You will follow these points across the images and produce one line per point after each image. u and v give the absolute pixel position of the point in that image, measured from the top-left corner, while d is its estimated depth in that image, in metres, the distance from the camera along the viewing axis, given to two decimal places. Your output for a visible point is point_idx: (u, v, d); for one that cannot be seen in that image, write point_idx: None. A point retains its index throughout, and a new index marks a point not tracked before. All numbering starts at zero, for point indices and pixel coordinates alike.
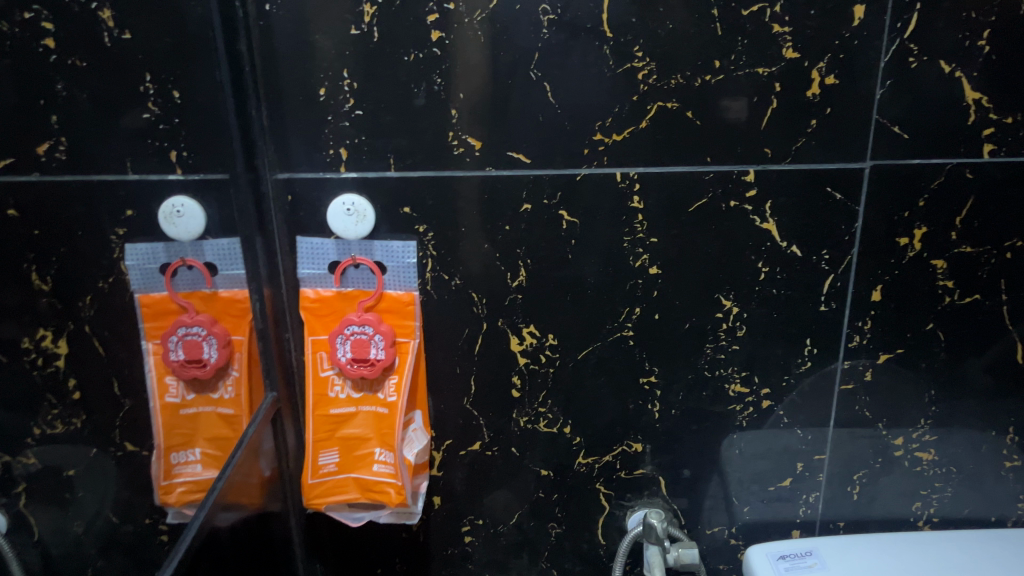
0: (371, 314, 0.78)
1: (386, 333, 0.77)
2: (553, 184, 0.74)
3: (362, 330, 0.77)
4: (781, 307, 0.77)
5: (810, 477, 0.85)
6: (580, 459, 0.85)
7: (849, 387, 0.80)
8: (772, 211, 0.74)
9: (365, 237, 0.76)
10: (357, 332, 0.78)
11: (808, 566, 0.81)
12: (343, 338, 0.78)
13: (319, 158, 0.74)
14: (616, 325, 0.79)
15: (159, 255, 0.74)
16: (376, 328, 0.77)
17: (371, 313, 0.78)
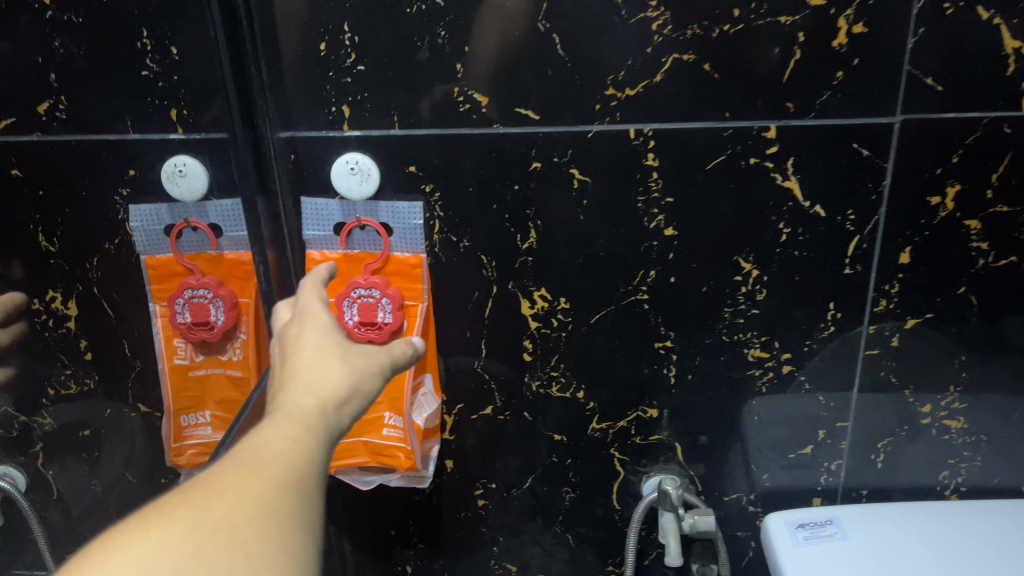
0: (378, 276, 0.76)
1: (394, 297, 0.75)
2: (563, 141, 0.71)
3: (368, 293, 0.75)
4: (803, 270, 0.74)
5: (832, 445, 0.82)
6: (593, 425, 0.83)
7: (874, 353, 0.77)
8: (794, 168, 0.70)
9: (371, 198, 0.74)
10: (363, 296, 0.76)
11: (827, 535, 0.79)
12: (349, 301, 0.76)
13: (321, 116, 0.72)
14: (630, 288, 0.76)
15: (162, 216, 0.75)
16: (383, 291, 0.75)
17: (378, 276, 0.76)
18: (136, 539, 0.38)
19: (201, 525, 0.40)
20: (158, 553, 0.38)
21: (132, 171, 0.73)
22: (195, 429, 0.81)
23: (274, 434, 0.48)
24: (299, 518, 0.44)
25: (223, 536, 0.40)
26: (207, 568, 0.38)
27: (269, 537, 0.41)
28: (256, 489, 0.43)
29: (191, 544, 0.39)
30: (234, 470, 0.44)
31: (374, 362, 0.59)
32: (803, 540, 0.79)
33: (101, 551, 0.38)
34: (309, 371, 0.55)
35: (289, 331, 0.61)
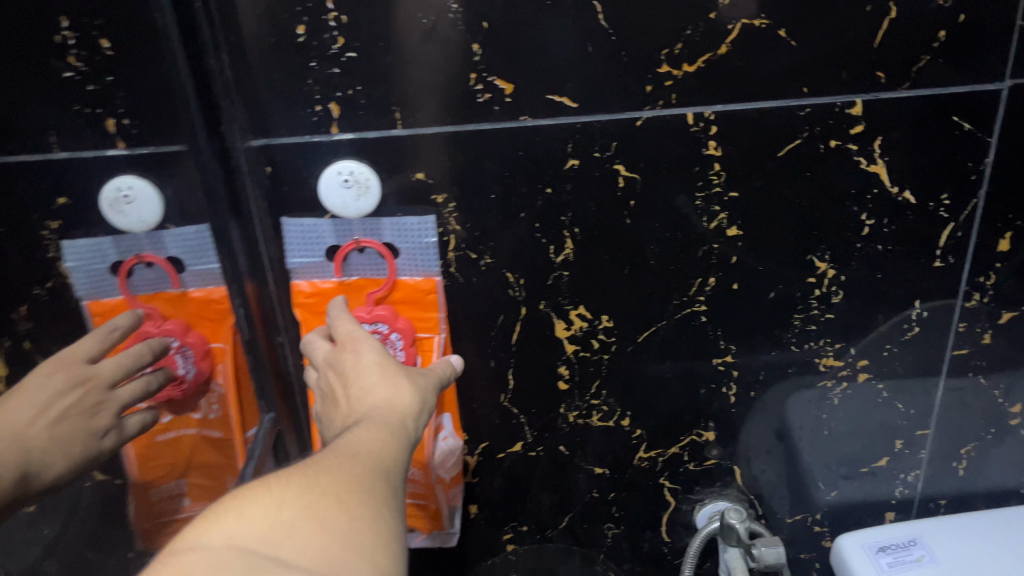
0: (384, 307, 0.62)
1: (405, 331, 0.62)
2: (607, 132, 0.58)
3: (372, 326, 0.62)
4: (886, 266, 0.63)
5: (910, 455, 0.72)
6: (641, 454, 0.72)
7: (963, 352, 0.67)
8: (882, 150, 0.59)
9: (370, 214, 0.60)
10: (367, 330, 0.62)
11: (915, 560, 0.70)
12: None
13: (302, 118, 0.57)
14: (686, 300, 0.64)
15: (107, 252, 0.59)
16: (391, 325, 0.62)
17: (384, 306, 0.62)
18: (261, 492, 0.39)
19: (314, 487, 0.40)
20: (280, 504, 0.38)
21: (60, 198, 0.56)
22: (165, 504, 0.65)
23: (364, 433, 0.47)
24: (397, 500, 0.43)
25: (332, 499, 0.39)
26: (323, 522, 0.38)
27: (372, 507, 0.40)
28: (356, 471, 0.42)
29: (307, 502, 0.39)
30: (337, 457, 0.44)
31: (430, 384, 0.56)
32: (889, 568, 0.70)
33: (231, 501, 0.39)
34: (381, 389, 0.52)
35: (339, 358, 0.56)
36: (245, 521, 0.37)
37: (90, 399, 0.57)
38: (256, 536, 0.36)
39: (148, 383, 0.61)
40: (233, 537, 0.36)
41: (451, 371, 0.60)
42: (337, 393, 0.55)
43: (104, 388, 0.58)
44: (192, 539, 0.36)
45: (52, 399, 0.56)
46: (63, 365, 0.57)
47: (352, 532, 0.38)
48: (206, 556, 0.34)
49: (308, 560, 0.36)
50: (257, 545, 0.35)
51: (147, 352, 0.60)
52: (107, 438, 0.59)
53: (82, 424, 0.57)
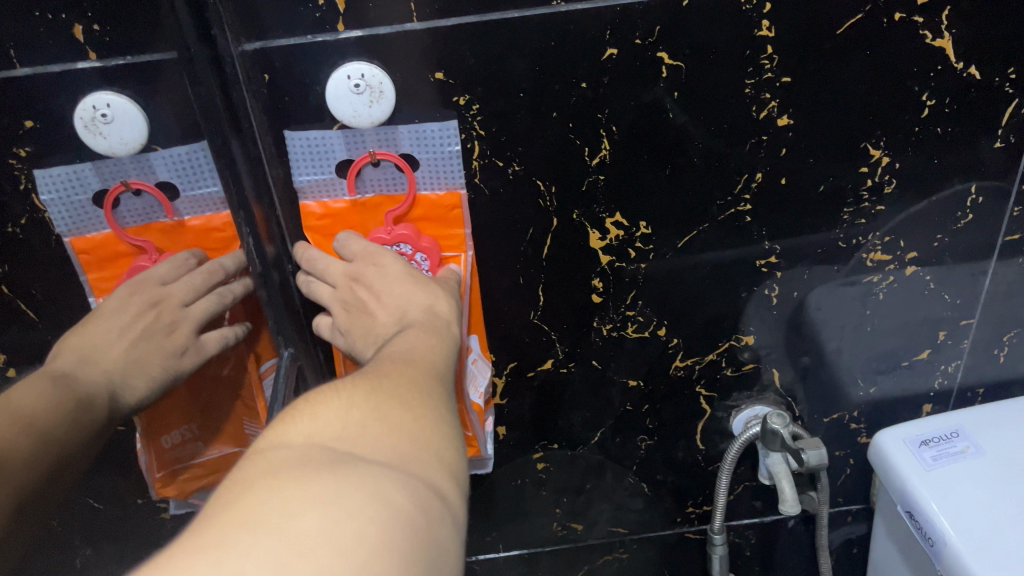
0: (405, 226, 0.57)
1: (430, 254, 0.57)
2: (650, 15, 0.51)
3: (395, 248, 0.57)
4: (944, 150, 0.59)
5: (952, 346, 0.70)
6: (676, 364, 0.69)
7: (1014, 238, 0.64)
8: (949, 21, 0.53)
9: (385, 123, 0.53)
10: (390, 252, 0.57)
11: (958, 451, 0.69)
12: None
13: (303, 13, 0.49)
14: (730, 200, 0.60)
15: (88, 180, 0.51)
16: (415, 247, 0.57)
17: (404, 225, 0.57)
18: (329, 398, 0.39)
19: (378, 390, 0.39)
20: (350, 406, 0.38)
21: (25, 121, 0.49)
22: (179, 451, 0.61)
23: (411, 344, 0.46)
24: (452, 405, 0.42)
25: (398, 400, 0.39)
26: (391, 420, 0.37)
27: (434, 408, 0.40)
28: (414, 376, 0.42)
29: (375, 403, 0.38)
30: (392, 364, 0.43)
31: (452, 284, 0.56)
32: (933, 461, 0.69)
33: (301, 406, 0.38)
34: (420, 295, 0.52)
35: (361, 271, 0.53)
36: (320, 421, 0.36)
37: (164, 318, 0.55)
38: (331, 433, 0.36)
39: (223, 296, 0.58)
40: (311, 436, 0.35)
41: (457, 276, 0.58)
42: (364, 308, 0.53)
43: (177, 307, 0.55)
44: (272, 440, 0.35)
45: (131, 320, 0.54)
46: (140, 286, 0.55)
47: (418, 429, 0.38)
48: (290, 453, 0.34)
49: (385, 452, 0.35)
50: (333, 440, 0.35)
51: (221, 268, 0.57)
52: (189, 357, 0.57)
53: (159, 345, 0.55)
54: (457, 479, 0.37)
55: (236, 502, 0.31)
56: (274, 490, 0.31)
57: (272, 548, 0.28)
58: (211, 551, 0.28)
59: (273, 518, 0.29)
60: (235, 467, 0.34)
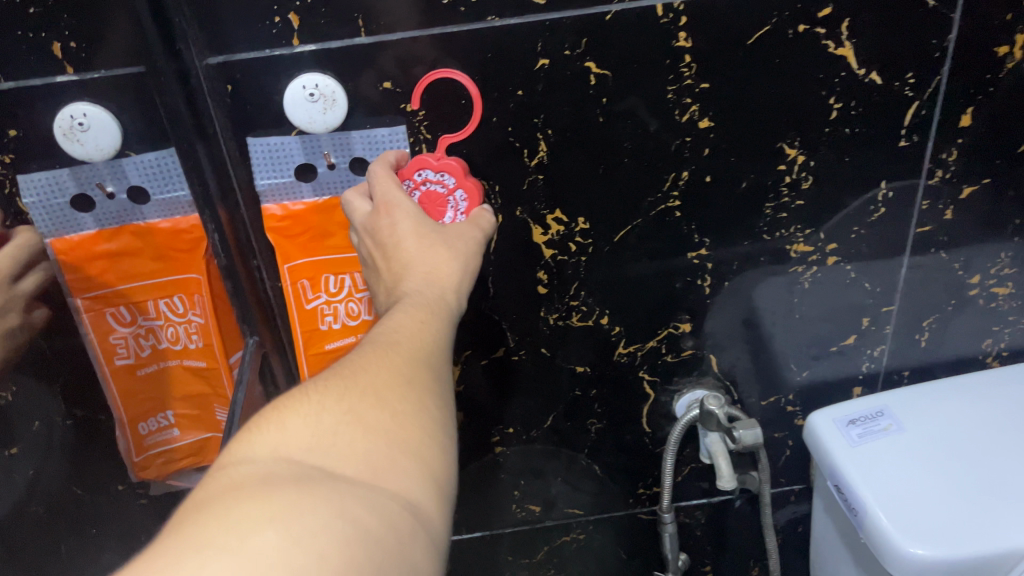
0: (453, 160, 0.59)
1: (469, 192, 0.60)
2: (576, 29, 0.57)
3: (438, 179, 0.59)
4: (854, 149, 0.64)
5: (876, 331, 0.75)
6: (620, 350, 0.74)
7: (926, 230, 0.69)
8: (849, 32, 0.59)
9: (339, 129, 0.58)
10: (432, 181, 0.59)
11: (882, 429, 0.74)
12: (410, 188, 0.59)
13: (261, 30, 0.54)
14: (660, 196, 0.65)
15: (66, 184, 0.57)
16: (457, 183, 0.60)
17: (450, 158, 0.59)
18: (302, 401, 0.42)
19: (352, 389, 0.43)
20: (320, 411, 0.42)
21: (11, 129, 0.54)
22: (157, 436, 0.68)
23: (399, 322, 0.49)
24: (437, 387, 0.46)
25: (372, 398, 0.43)
26: (363, 423, 0.41)
27: (411, 399, 0.44)
28: (394, 363, 0.45)
29: (347, 407, 0.42)
30: (374, 350, 0.46)
31: (474, 237, 0.59)
32: (859, 439, 0.74)
33: (274, 411, 0.42)
34: (423, 262, 0.54)
35: (376, 223, 0.56)
36: (290, 431, 0.40)
37: None
38: (301, 445, 0.40)
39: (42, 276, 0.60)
40: (280, 449, 0.39)
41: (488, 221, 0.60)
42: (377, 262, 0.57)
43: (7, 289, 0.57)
44: (243, 452, 0.40)
45: None
46: None
47: (392, 428, 0.42)
48: (257, 467, 0.38)
49: (351, 464, 0.39)
50: (302, 454, 0.39)
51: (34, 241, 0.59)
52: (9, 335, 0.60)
53: None
54: (431, 472, 0.41)
55: (198, 517, 0.35)
56: (236, 507, 0.35)
57: (226, 563, 0.32)
58: (170, 563, 0.31)
59: (229, 535, 0.33)
60: (205, 479, 0.38)
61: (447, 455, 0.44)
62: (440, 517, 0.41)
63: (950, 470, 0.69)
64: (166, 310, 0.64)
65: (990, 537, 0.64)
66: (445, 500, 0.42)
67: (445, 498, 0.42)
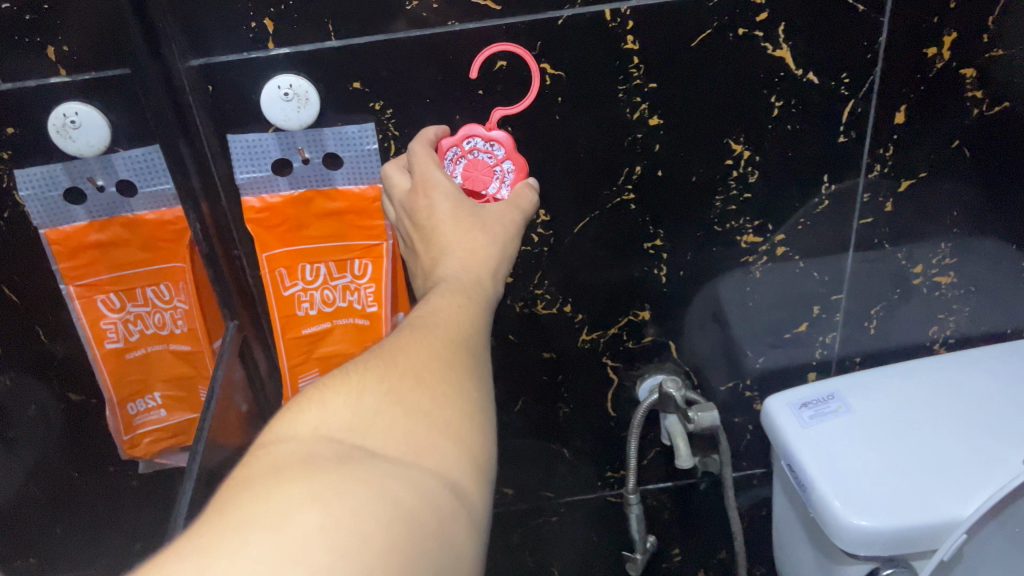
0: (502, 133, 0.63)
1: (517, 165, 0.63)
2: (531, 32, 0.61)
3: (487, 148, 0.62)
4: (796, 144, 0.69)
5: (827, 318, 0.80)
6: (583, 337, 0.78)
7: (868, 221, 0.74)
8: (785, 35, 0.63)
9: (312, 125, 0.63)
10: (480, 150, 0.62)
11: (832, 411, 0.78)
12: (459, 154, 0.62)
13: (239, 34, 0.59)
14: (615, 190, 0.69)
15: (59, 178, 0.62)
16: (506, 154, 0.63)
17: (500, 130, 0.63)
18: (341, 381, 0.42)
19: (393, 369, 0.42)
20: (361, 392, 0.41)
21: (8, 127, 0.59)
22: (145, 416, 0.72)
23: (438, 303, 0.48)
24: (478, 369, 0.45)
25: (412, 379, 0.42)
26: (405, 404, 0.41)
27: (451, 380, 0.43)
28: (434, 344, 0.45)
29: (387, 387, 0.41)
30: (414, 331, 0.45)
31: (518, 218, 0.58)
32: (809, 421, 0.77)
33: (312, 391, 0.41)
34: (462, 242, 0.54)
35: (415, 204, 0.57)
36: (329, 410, 0.40)
37: None
38: (341, 424, 0.39)
39: None
40: (319, 429, 0.38)
41: (533, 195, 0.61)
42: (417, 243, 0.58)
43: None
44: (282, 431, 0.39)
45: None
46: None
47: (433, 410, 0.41)
48: (297, 448, 0.37)
49: (393, 444, 0.39)
50: (342, 434, 0.39)
51: None
52: None
53: None
54: (473, 456, 0.41)
55: (238, 497, 0.34)
56: (275, 488, 0.34)
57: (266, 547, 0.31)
58: (210, 544, 0.31)
59: (269, 517, 0.32)
60: (243, 459, 0.37)
61: (490, 439, 0.43)
62: (483, 502, 0.40)
63: (905, 450, 0.73)
64: (153, 297, 0.68)
65: (927, 509, 0.69)
66: (488, 484, 0.41)
67: (488, 482, 0.41)
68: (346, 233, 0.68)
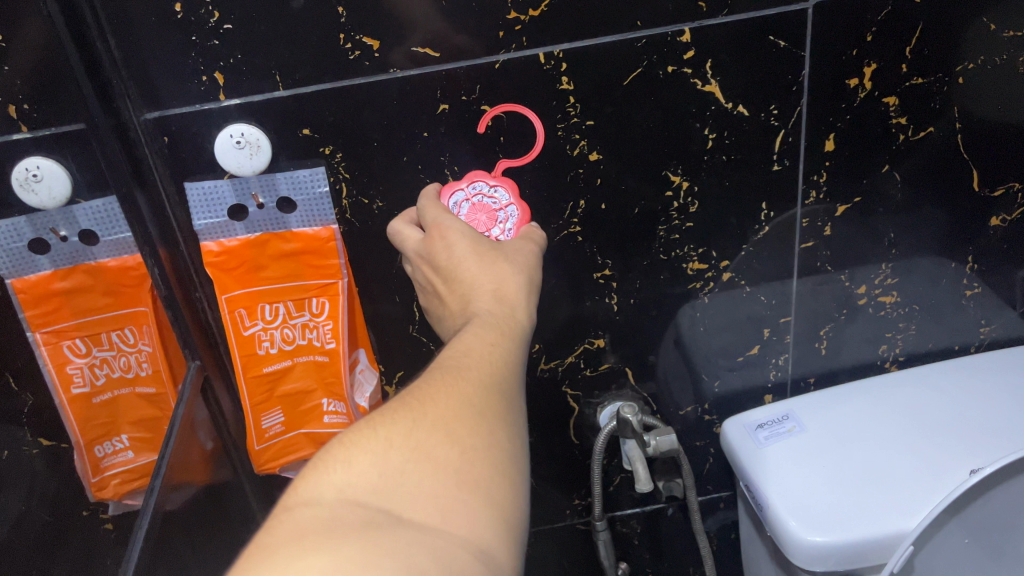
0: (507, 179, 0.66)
1: (519, 210, 0.65)
2: (470, 77, 0.64)
3: (491, 194, 0.66)
4: (732, 173, 0.72)
5: (778, 340, 0.83)
6: (541, 366, 0.80)
7: (809, 244, 0.77)
8: (713, 71, 0.67)
9: (264, 171, 0.66)
10: (484, 195, 0.66)
11: (786, 430, 0.79)
12: (464, 199, 0.66)
13: (191, 87, 0.62)
14: (562, 223, 0.72)
15: (23, 231, 0.64)
16: (510, 200, 0.66)
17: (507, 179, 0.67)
18: (369, 435, 0.42)
19: (420, 423, 0.43)
20: (387, 448, 0.41)
21: None
22: (112, 458, 0.74)
23: (471, 340, 0.49)
24: (507, 421, 0.46)
25: (440, 435, 0.43)
26: (431, 464, 0.41)
27: (479, 432, 0.44)
28: (462, 390, 0.45)
29: (415, 443, 0.42)
30: (443, 377, 0.46)
31: (532, 262, 0.59)
32: (765, 441, 0.79)
33: (337, 446, 0.42)
34: (486, 277, 0.55)
35: (431, 249, 0.58)
36: (358, 470, 0.40)
37: None
38: (367, 486, 0.40)
39: None
40: (344, 492, 0.39)
41: (540, 237, 0.63)
42: (442, 290, 0.58)
43: None
44: (309, 491, 0.39)
45: None
46: None
47: (461, 467, 0.42)
48: (322, 512, 0.38)
49: (420, 510, 0.39)
50: (369, 497, 0.39)
51: None
52: None
53: None
54: (500, 518, 0.41)
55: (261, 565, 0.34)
56: (298, 557, 0.34)
57: None
58: None
59: None
60: (267, 522, 0.38)
61: (518, 500, 0.43)
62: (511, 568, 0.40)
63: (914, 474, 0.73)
64: (118, 341, 0.71)
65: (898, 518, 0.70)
66: (515, 547, 0.41)
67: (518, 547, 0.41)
68: (302, 273, 0.70)
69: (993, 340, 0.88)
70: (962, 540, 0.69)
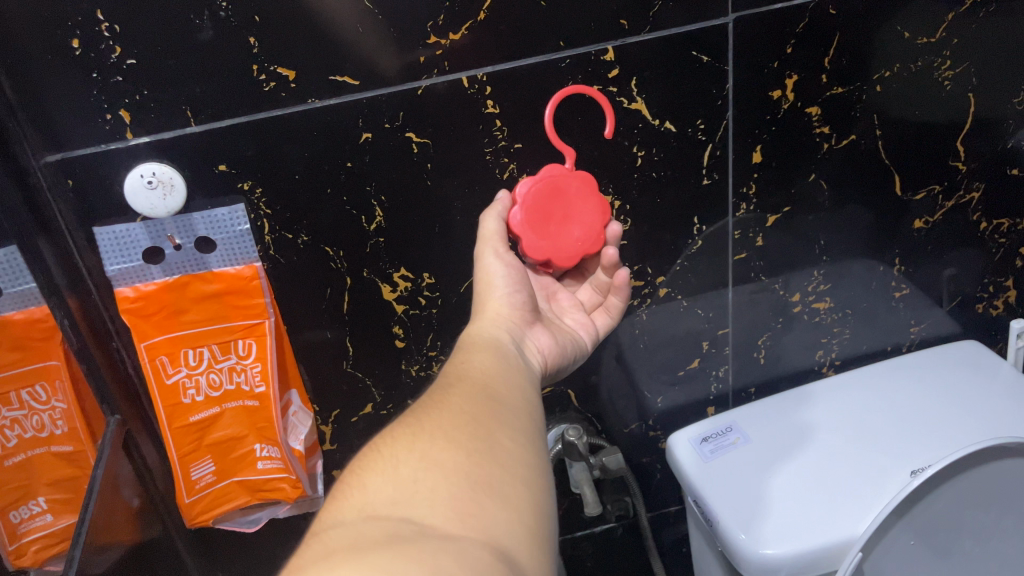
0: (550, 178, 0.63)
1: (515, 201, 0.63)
2: (392, 104, 0.62)
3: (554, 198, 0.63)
4: (664, 190, 0.72)
5: (717, 352, 0.83)
6: None
7: (742, 256, 0.78)
8: (638, 89, 0.66)
9: (180, 211, 0.63)
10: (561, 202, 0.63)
11: (731, 442, 0.79)
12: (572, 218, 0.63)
13: (96, 127, 0.58)
14: None
15: None
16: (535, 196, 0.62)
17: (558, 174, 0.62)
18: (375, 456, 0.41)
19: (422, 435, 0.42)
20: (396, 464, 0.40)
21: None
22: (30, 523, 0.67)
23: (459, 364, 0.52)
24: (505, 424, 0.46)
25: (445, 442, 0.42)
26: (442, 469, 0.40)
27: (483, 436, 0.43)
28: (457, 403, 0.46)
29: (421, 452, 0.41)
30: (436, 397, 0.47)
31: (494, 242, 0.61)
32: (711, 454, 0.79)
33: (348, 474, 0.41)
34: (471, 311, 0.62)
35: None
36: (372, 488, 0.39)
37: None
38: (385, 500, 0.38)
39: None
40: (363, 509, 0.38)
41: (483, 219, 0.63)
42: None
43: None
44: (330, 519, 0.38)
45: None
46: None
47: (472, 469, 0.41)
48: (345, 530, 0.36)
49: (439, 512, 0.38)
50: (388, 509, 0.38)
51: None
52: None
53: None
54: (516, 511, 0.40)
55: None
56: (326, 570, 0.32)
57: None
58: None
59: None
60: (294, 550, 0.36)
61: (535, 496, 0.42)
62: (537, 559, 0.39)
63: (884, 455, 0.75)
64: (29, 399, 0.65)
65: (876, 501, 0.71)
66: (541, 542, 0.40)
67: (543, 545, 0.40)
68: (226, 315, 0.67)
69: (923, 339, 0.90)
70: (908, 541, 0.70)
